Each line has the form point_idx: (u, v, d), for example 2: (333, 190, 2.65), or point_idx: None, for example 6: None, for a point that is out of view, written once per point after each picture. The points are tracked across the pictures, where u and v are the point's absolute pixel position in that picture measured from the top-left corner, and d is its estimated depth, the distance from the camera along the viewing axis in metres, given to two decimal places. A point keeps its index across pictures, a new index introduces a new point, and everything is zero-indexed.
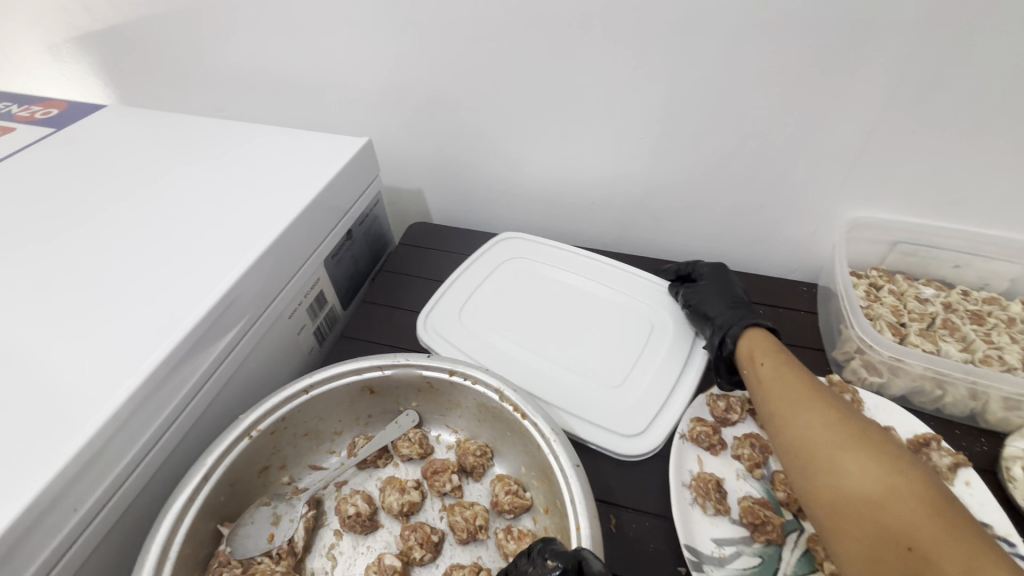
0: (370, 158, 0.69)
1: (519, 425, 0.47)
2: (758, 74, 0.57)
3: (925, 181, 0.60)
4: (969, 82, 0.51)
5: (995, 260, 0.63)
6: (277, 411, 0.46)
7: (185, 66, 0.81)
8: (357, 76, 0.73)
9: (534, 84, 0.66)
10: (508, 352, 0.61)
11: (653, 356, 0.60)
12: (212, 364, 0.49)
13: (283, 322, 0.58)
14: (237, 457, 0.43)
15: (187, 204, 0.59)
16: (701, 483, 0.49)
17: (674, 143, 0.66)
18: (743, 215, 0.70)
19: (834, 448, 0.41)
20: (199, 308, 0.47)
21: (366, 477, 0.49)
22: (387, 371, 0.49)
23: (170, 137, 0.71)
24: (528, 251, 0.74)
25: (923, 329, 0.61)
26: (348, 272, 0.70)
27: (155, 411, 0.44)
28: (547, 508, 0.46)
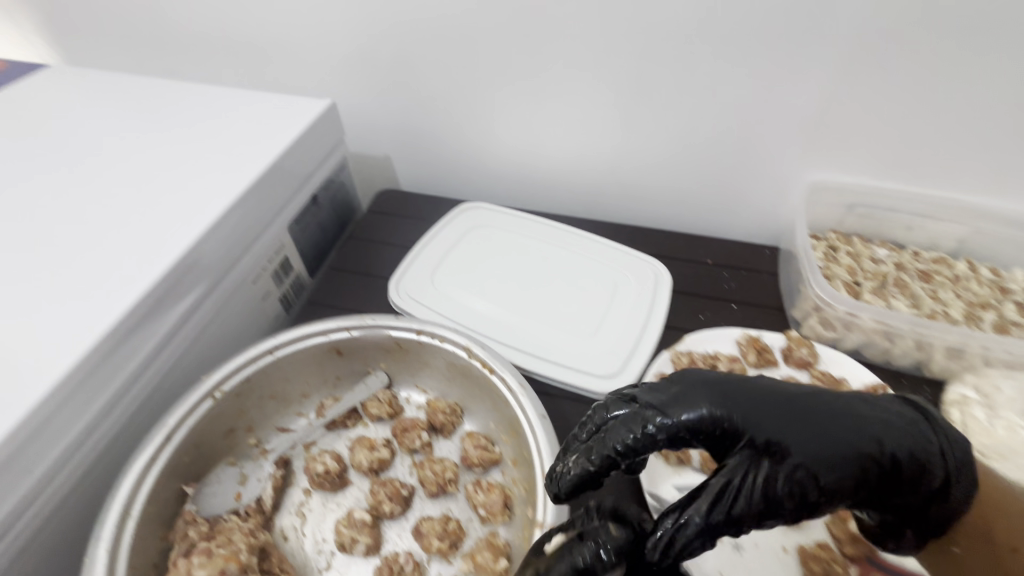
0: (335, 122, 0.68)
1: (487, 381, 0.48)
2: (725, 36, 0.57)
3: (882, 144, 0.62)
4: (922, 45, 0.53)
5: (944, 222, 0.66)
6: (241, 372, 0.46)
7: (133, 24, 0.76)
8: (318, 37, 0.70)
9: (500, 46, 0.65)
10: (478, 315, 0.61)
11: (619, 317, 0.61)
12: (172, 327, 0.48)
13: (246, 287, 0.57)
14: (202, 417, 0.43)
15: (139, 166, 0.56)
16: None
17: (641, 108, 0.66)
18: (709, 180, 0.71)
19: None
20: (156, 269, 0.45)
21: (335, 438, 0.49)
22: (354, 332, 0.49)
23: (118, 99, 0.67)
24: (498, 218, 0.74)
25: (876, 288, 0.63)
26: (314, 239, 0.69)
27: (113, 373, 0.43)
28: (515, 461, 0.47)
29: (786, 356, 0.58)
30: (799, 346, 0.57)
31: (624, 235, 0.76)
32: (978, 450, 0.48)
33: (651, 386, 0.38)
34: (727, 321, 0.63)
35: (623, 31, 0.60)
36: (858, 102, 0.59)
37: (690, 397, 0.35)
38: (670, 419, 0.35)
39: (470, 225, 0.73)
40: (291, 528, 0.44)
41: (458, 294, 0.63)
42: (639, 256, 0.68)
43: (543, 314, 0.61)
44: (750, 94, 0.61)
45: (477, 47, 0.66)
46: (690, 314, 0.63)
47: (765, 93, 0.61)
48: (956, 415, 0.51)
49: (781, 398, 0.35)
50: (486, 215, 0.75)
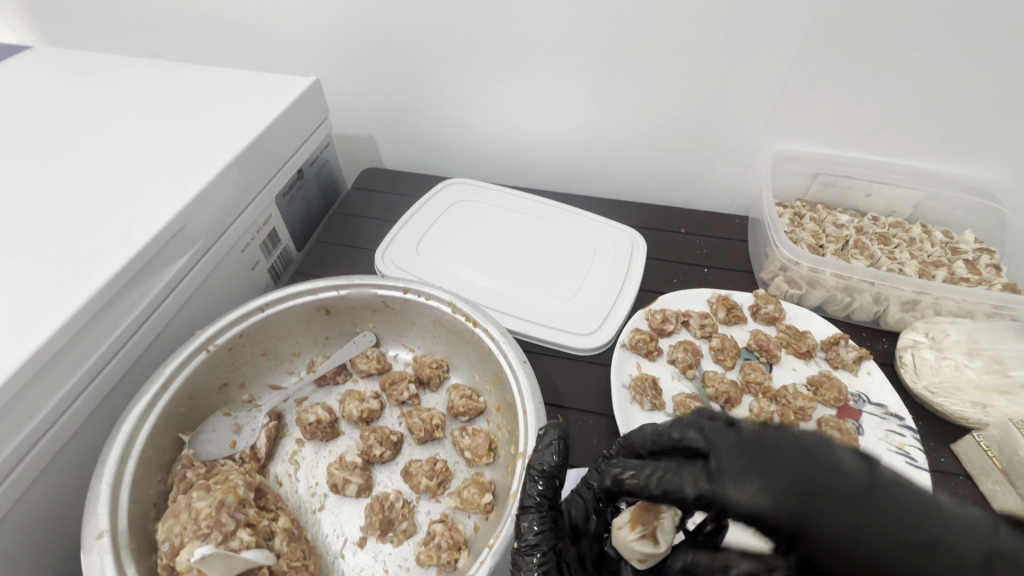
0: (319, 99, 0.69)
1: (471, 334, 0.50)
2: (691, 13, 0.60)
3: (841, 114, 0.66)
4: (873, 17, 0.56)
5: (900, 187, 0.71)
6: (233, 328, 0.47)
7: (113, 5, 0.77)
8: (298, 16, 0.72)
9: (478, 24, 0.67)
10: (463, 282, 0.64)
11: (597, 280, 0.64)
12: (163, 290, 0.49)
13: (235, 255, 0.59)
14: (195, 370, 0.44)
15: (127, 140, 0.58)
16: (639, 383, 0.53)
17: (614, 83, 0.69)
18: (681, 153, 0.74)
19: None
20: (147, 231, 0.47)
21: (326, 393, 0.52)
22: (343, 291, 0.51)
23: (103, 77, 0.68)
24: (481, 193, 0.77)
25: (838, 250, 0.67)
26: (300, 213, 0.71)
27: (107, 329, 0.44)
28: (498, 408, 0.49)
29: (755, 313, 0.61)
30: (767, 303, 0.60)
31: (601, 207, 0.79)
32: (927, 388, 0.52)
33: (737, 447, 0.31)
34: (699, 283, 0.66)
35: (594, 10, 0.62)
36: (817, 74, 0.62)
37: (760, 481, 0.29)
38: (732, 500, 0.29)
39: (454, 199, 0.76)
40: (285, 474, 0.46)
41: (443, 263, 0.66)
42: (615, 225, 0.72)
43: (525, 279, 0.64)
44: (716, 69, 0.64)
45: (454, 27, 0.68)
46: (665, 277, 0.67)
47: (731, 67, 0.64)
48: (908, 358, 0.55)
49: (861, 526, 0.26)
50: (469, 190, 0.77)
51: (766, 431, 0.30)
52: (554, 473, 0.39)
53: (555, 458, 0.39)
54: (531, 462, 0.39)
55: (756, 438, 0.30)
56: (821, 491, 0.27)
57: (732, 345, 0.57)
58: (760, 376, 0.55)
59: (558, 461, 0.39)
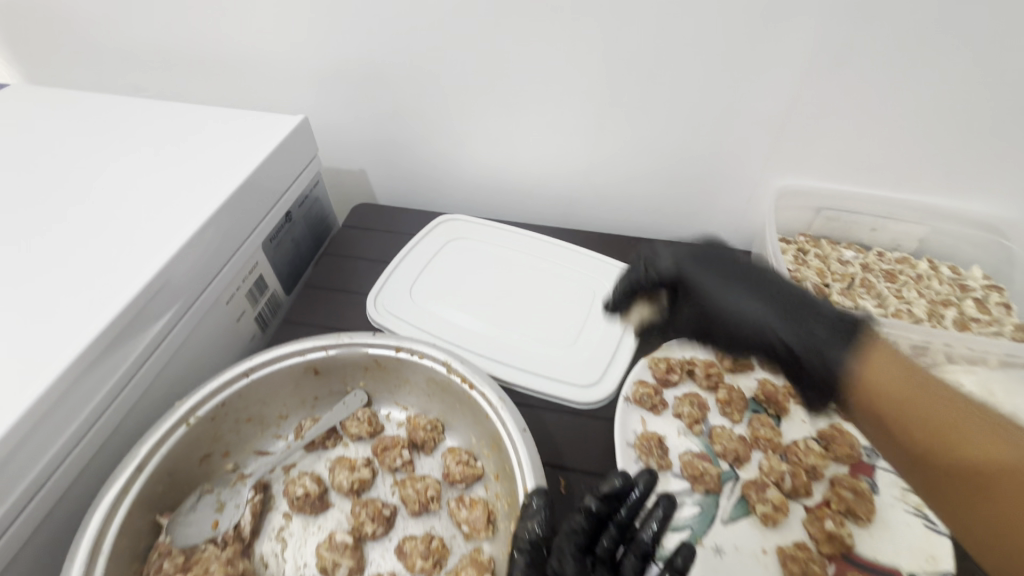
0: (308, 136, 0.67)
1: (467, 396, 0.48)
2: (690, 48, 0.59)
3: (843, 149, 0.64)
4: (874, 54, 0.55)
5: (906, 222, 0.69)
6: (216, 396, 0.45)
7: (97, 43, 0.75)
8: (286, 52, 0.70)
9: (471, 59, 0.65)
10: (459, 329, 0.61)
11: (598, 325, 0.62)
12: (142, 353, 0.47)
13: (220, 308, 0.56)
14: (174, 446, 0.42)
15: (105, 188, 0.55)
16: (645, 442, 0.51)
17: (611, 118, 0.67)
18: (681, 187, 0.73)
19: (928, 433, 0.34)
20: (124, 294, 0.44)
21: (315, 459, 0.49)
22: (332, 351, 0.49)
23: (80, 118, 0.65)
24: (476, 230, 0.75)
25: (844, 289, 0.66)
26: (289, 256, 0.68)
27: (81, 402, 0.41)
28: (497, 475, 0.47)
29: (761, 359, 0.59)
30: None
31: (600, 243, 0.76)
32: None
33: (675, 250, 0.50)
34: None
35: (590, 46, 0.61)
36: (819, 111, 0.61)
37: (672, 252, 0.48)
38: (658, 273, 0.48)
39: (447, 238, 0.73)
40: (272, 554, 0.43)
41: (437, 309, 0.63)
42: (616, 264, 0.69)
43: (523, 326, 0.61)
44: (716, 104, 0.63)
45: (447, 62, 0.66)
46: None
47: (731, 102, 0.62)
48: None
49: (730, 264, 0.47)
50: (463, 227, 0.75)
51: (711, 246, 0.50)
52: (540, 544, 0.38)
53: (539, 527, 0.38)
54: (517, 533, 0.39)
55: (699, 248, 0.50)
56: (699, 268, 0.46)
57: (739, 398, 0.55)
58: (770, 431, 0.52)
59: (541, 530, 0.38)
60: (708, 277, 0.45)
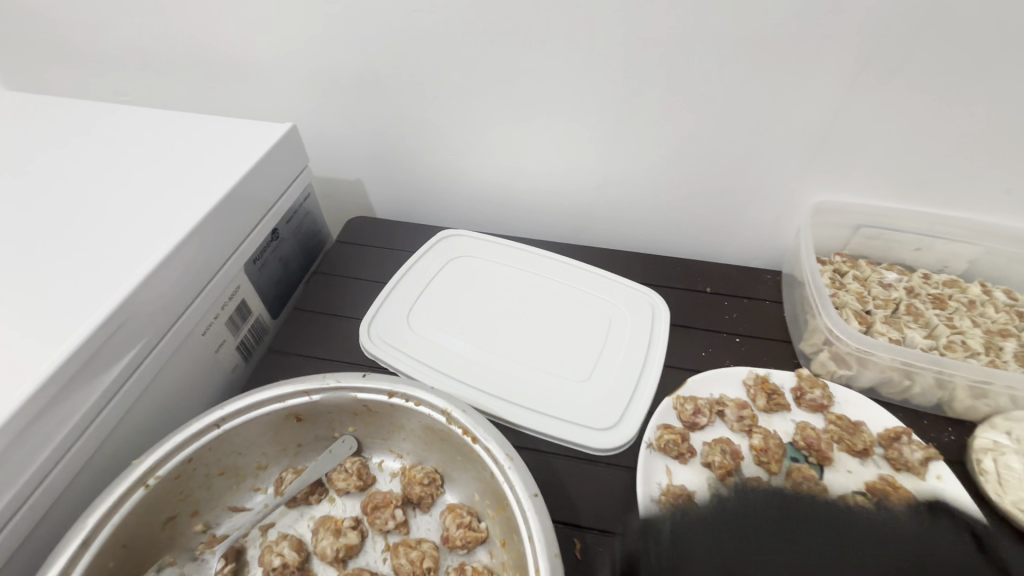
0: (297, 145, 0.61)
1: (469, 450, 0.42)
2: (722, 50, 0.52)
3: (890, 163, 0.58)
4: (934, 60, 0.49)
5: (955, 242, 0.63)
6: (181, 452, 0.39)
7: (73, 44, 0.69)
8: (276, 54, 0.64)
9: (477, 64, 0.59)
10: (463, 361, 0.55)
11: (616, 357, 0.56)
12: (99, 400, 0.41)
13: (195, 339, 0.50)
14: (130, 513, 0.37)
15: (66, 206, 0.49)
16: (671, 498, 0.45)
17: (631, 127, 0.61)
18: (705, 203, 0.67)
19: None
20: (76, 334, 0.39)
21: (296, 517, 0.43)
22: (316, 396, 0.43)
23: (47, 126, 0.60)
24: (479, 246, 0.68)
25: (888, 316, 0.59)
26: (277, 277, 0.62)
27: (22, 463, 0.36)
28: (503, 541, 0.41)
29: (798, 397, 0.53)
30: (813, 387, 0.53)
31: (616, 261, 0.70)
32: (1016, 506, 0.44)
33: None
34: (731, 358, 0.58)
35: (608, 47, 0.54)
36: (865, 119, 0.54)
37: None
38: None
39: (449, 256, 0.67)
40: None
41: (437, 337, 0.57)
42: (635, 288, 0.63)
43: (532, 357, 0.55)
44: (748, 111, 0.56)
45: (449, 65, 0.60)
46: (692, 351, 0.58)
47: (765, 110, 0.56)
48: (989, 465, 0.46)
49: None
50: (467, 244, 0.69)
51: None
52: None
53: None
54: None
55: None
56: None
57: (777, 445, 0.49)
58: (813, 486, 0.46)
59: None
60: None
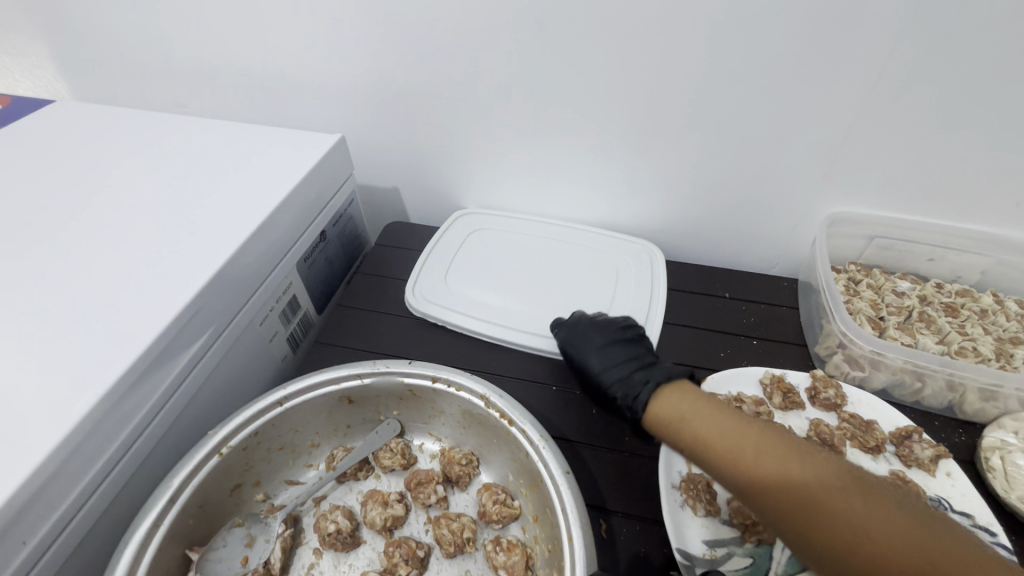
0: (344, 154, 0.66)
1: (506, 432, 0.45)
2: (744, 68, 0.56)
3: (903, 178, 0.61)
4: (942, 81, 0.52)
5: (967, 253, 0.65)
6: (248, 425, 0.44)
7: (141, 60, 0.75)
8: (327, 71, 0.70)
9: (512, 81, 0.64)
10: (495, 313, 0.64)
11: (626, 296, 0.66)
12: (177, 378, 0.46)
13: (254, 329, 0.55)
14: (206, 477, 0.41)
15: (144, 206, 0.55)
16: (691, 485, 0.48)
17: (656, 141, 0.65)
18: (725, 213, 0.70)
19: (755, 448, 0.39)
20: (162, 318, 0.44)
21: (346, 491, 0.48)
22: (366, 379, 0.47)
23: (120, 133, 0.65)
24: (490, 224, 0.77)
25: (901, 322, 0.62)
26: (322, 275, 0.67)
27: (114, 430, 0.41)
28: (536, 517, 0.44)
29: (813, 397, 0.56)
30: (827, 387, 0.55)
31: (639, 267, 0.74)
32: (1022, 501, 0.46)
33: (572, 323, 0.58)
34: (748, 358, 0.61)
35: (637, 64, 0.59)
36: (879, 134, 0.58)
37: (584, 337, 0.55)
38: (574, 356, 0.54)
39: (467, 232, 0.76)
40: None
41: (471, 291, 0.66)
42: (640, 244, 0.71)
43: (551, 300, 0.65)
44: (767, 126, 0.60)
45: (487, 80, 0.65)
46: (710, 351, 0.61)
47: (783, 125, 0.60)
48: (997, 462, 0.49)
49: (606, 342, 0.54)
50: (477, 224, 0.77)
51: (584, 320, 0.57)
52: None
53: None
54: None
55: (589, 323, 0.57)
56: (579, 347, 0.55)
57: None
58: None
59: None
60: (592, 338, 0.54)
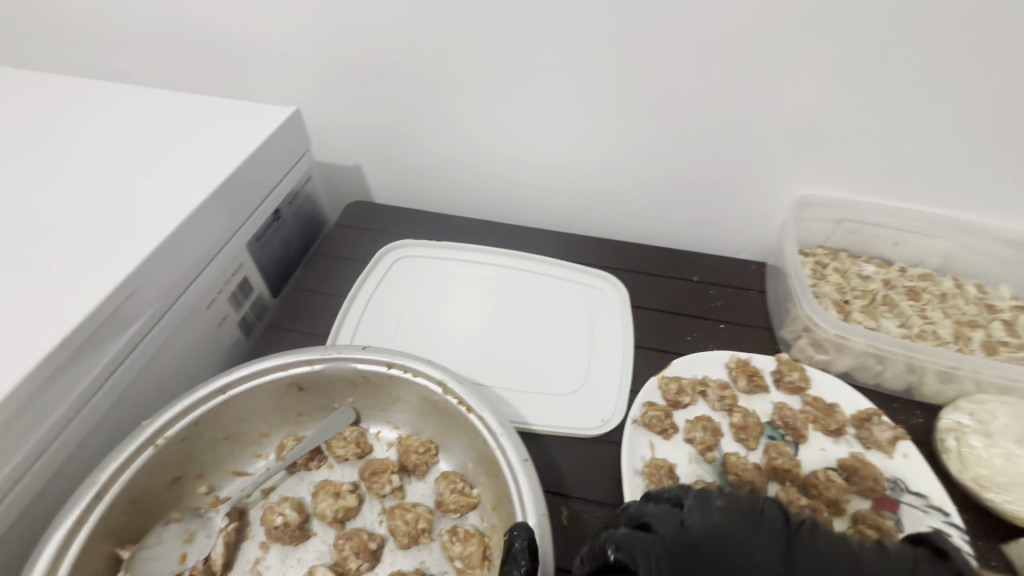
0: (300, 129, 0.63)
1: (464, 419, 0.44)
2: (716, 42, 0.54)
3: (871, 159, 0.60)
4: (908, 61, 0.52)
5: (930, 237, 0.66)
6: (188, 415, 0.41)
7: (77, 22, 0.69)
8: (280, 40, 0.65)
9: (477, 53, 0.61)
10: (433, 343, 0.59)
11: (551, 349, 0.58)
12: (108, 367, 0.43)
13: (199, 313, 0.52)
14: (141, 470, 0.39)
15: (73, 180, 0.50)
16: (654, 471, 0.47)
17: (626, 119, 0.63)
18: (694, 194, 0.69)
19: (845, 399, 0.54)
20: (90, 301, 0.40)
21: (297, 482, 0.45)
22: (317, 366, 0.45)
23: (50, 101, 0.60)
24: (397, 264, 0.67)
25: (865, 306, 0.62)
26: (277, 256, 0.64)
27: (35, 422, 0.37)
28: (494, 505, 0.43)
29: (777, 380, 0.56)
30: (791, 371, 0.55)
31: (582, 309, 0.63)
32: (974, 480, 0.47)
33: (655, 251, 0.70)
34: (714, 342, 0.60)
35: (606, 37, 0.56)
36: (849, 115, 0.57)
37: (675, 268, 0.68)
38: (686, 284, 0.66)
39: (387, 271, 0.66)
40: None
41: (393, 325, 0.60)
42: (566, 302, 0.63)
43: (481, 340, 0.59)
44: (737, 105, 0.59)
45: (450, 52, 0.62)
46: (676, 334, 0.60)
47: (756, 105, 0.58)
48: (951, 444, 0.49)
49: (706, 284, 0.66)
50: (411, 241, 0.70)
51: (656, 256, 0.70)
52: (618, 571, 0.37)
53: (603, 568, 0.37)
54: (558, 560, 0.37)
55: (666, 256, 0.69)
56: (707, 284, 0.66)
57: (755, 423, 0.51)
58: (788, 462, 0.49)
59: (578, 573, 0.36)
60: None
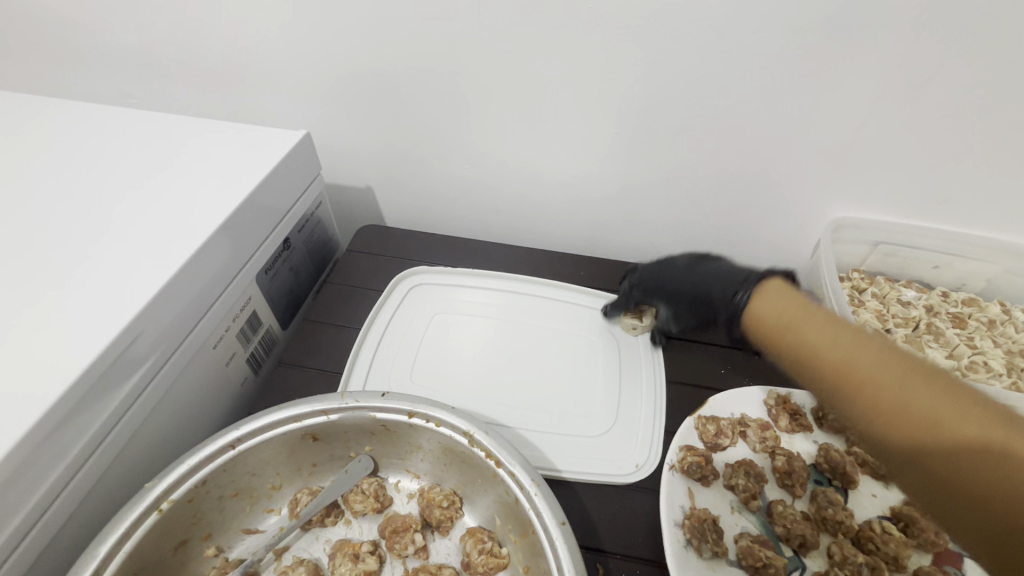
0: (309, 153, 0.60)
1: (492, 473, 0.41)
2: (752, 61, 0.51)
3: (913, 181, 0.57)
4: (959, 82, 0.49)
5: (973, 261, 0.63)
6: (194, 474, 0.38)
7: (79, 45, 0.67)
8: (291, 61, 0.62)
9: (496, 74, 0.58)
10: (452, 378, 0.55)
11: (577, 386, 0.55)
12: (108, 421, 0.40)
13: (206, 353, 0.49)
14: (144, 538, 0.36)
15: (71, 214, 0.47)
16: (696, 524, 0.44)
17: (653, 140, 0.60)
18: (723, 216, 0.66)
19: (906, 382, 0.31)
20: (88, 352, 0.37)
21: (311, 540, 0.42)
22: (333, 417, 0.42)
23: (52, 127, 0.57)
24: (413, 292, 0.64)
25: (909, 335, 0.60)
26: (286, 285, 0.61)
27: (29, 489, 0.34)
28: (526, 568, 0.39)
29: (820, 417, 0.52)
30: None
31: (609, 343, 0.59)
32: None
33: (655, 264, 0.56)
34: (751, 376, 0.56)
35: (634, 58, 0.53)
36: (892, 136, 0.54)
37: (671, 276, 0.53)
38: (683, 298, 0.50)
39: (401, 300, 0.63)
40: None
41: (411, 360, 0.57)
42: (589, 332, 0.60)
43: (503, 376, 0.55)
44: (772, 126, 0.56)
45: (468, 73, 0.59)
46: (710, 367, 0.57)
47: (792, 126, 0.55)
48: None
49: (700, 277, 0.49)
50: (426, 266, 0.67)
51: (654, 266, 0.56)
52: None
53: None
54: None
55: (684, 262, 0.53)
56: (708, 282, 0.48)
57: (801, 468, 0.48)
58: (840, 511, 0.45)
59: None
60: (680, 277, 0.52)
